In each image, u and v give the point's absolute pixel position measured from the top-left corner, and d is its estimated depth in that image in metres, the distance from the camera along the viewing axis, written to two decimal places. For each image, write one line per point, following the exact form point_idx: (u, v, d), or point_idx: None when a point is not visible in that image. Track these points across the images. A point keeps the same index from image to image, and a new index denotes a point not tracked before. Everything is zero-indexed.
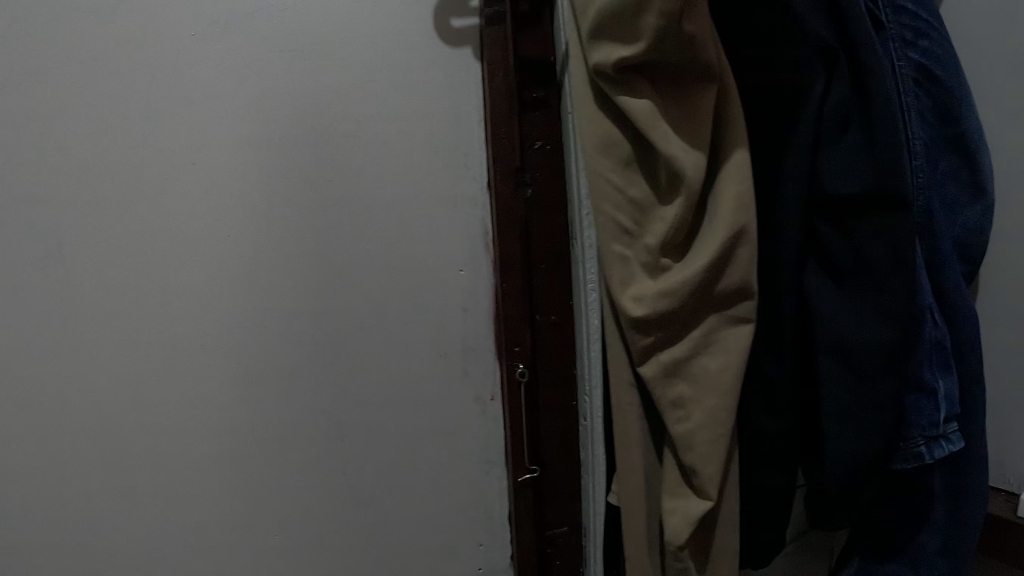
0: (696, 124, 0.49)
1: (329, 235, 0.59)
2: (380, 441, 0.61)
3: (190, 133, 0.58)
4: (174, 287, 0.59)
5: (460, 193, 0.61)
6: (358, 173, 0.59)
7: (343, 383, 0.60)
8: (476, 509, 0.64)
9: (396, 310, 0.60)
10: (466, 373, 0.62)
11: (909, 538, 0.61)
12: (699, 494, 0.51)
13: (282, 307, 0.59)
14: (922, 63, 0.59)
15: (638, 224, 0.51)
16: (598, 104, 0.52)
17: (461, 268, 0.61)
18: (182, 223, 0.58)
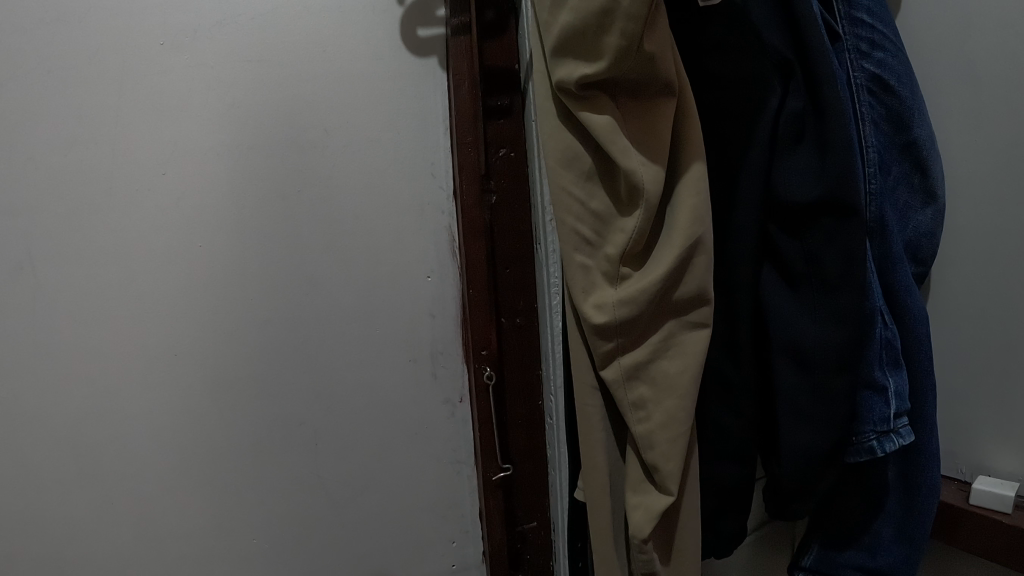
0: (655, 139, 0.52)
1: (303, 243, 0.62)
2: (355, 444, 0.64)
3: (160, 146, 0.60)
4: (147, 297, 0.60)
5: (428, 201, 0.64)
6: (327, 180, 0.62)
7: (318, 387, 0.63)
8: (447, 508, 0.67)
9: (367, 314, 0.63)
10: (435, 376, 0.66)
11: (865, 527, 0.64)
12: (660, 489, 0.53)
13: (255, 314, 0.61)
14: (875, 73, 0.61)
15: (599, 234, 0.53)
16: (560, 117, 0.53)
17: (428, 274, 0.65)
18: (152, 235, 0.60)
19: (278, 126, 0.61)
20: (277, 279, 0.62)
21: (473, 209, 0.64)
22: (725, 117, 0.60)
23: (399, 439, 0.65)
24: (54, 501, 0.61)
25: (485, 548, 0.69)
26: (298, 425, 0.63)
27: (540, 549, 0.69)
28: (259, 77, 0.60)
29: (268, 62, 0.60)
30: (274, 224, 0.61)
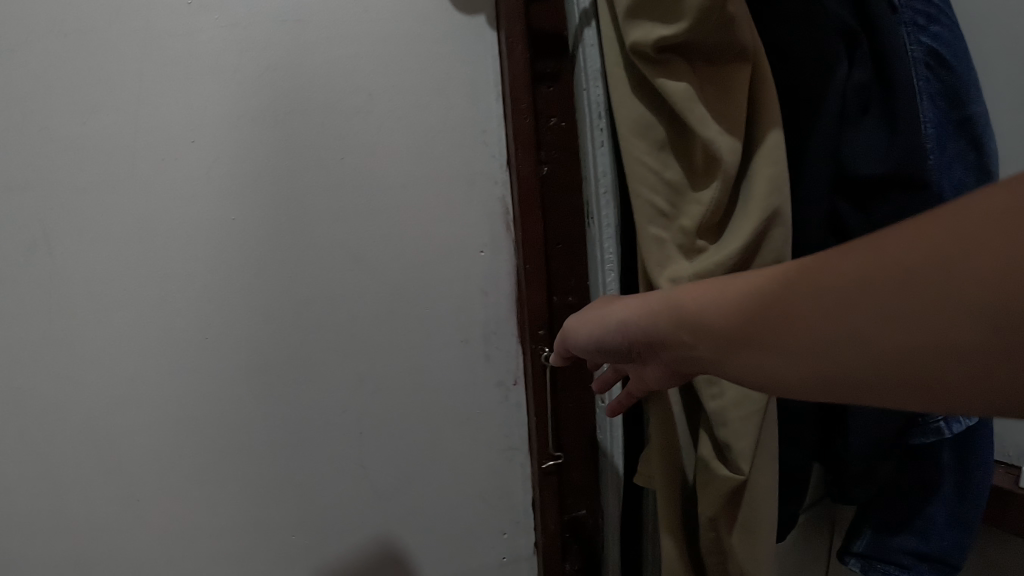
0: (732, 106, 0.49)
1: (344, 219, 0.60)
2: (405, 430, 0.64)
3: (186, 111, 0.56)
4: (174, 276, 0.57)
5: (480, 171, 0.63)
6: (371, 147, 0.60)
7: (362, 369, 0.62)
8: (500, 499, 0.69)
9: (415, 292, 0.62)
10: (488, 357, 0.66)
11: (919, 510, 0.62)
12: (729, 467, 0.50)
13: (295, 293, 0.60)
14: (932, 47, 0.60)
15: (675, 206, 0.50)
16: (631, 83, 0.50)
17: (482, 249, 0.64)
18: (179, 207, 0.57)
19: (315, 92, 0.58)
20: (316, 257, 0.60)
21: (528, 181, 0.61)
22: (791, 88, 0.57)
23: (450, 425, 0.65)
24: (77, 497, 0.59)
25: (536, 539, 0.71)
26: (341, 412, 0.62)
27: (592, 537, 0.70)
28: (297, 39, 0.57)
29: (304, 26, 0.57)
30: (314, 198, 0.59)
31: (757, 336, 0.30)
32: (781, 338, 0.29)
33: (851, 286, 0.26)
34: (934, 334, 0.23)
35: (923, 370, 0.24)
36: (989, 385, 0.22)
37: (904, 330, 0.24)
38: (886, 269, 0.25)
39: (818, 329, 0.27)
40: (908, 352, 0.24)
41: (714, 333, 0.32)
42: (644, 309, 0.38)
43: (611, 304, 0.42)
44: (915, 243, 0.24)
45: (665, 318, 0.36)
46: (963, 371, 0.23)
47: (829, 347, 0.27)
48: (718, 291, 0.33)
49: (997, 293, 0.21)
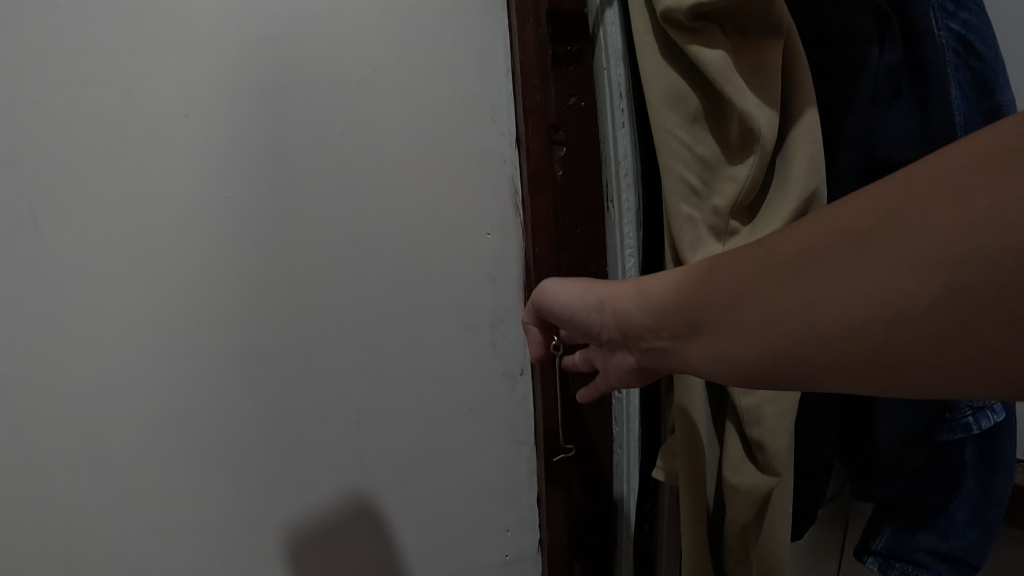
0: (767, 79, 0.47)
1: (346, 195, 0.59)
2: (410, 423, 0.64)
3: (182, 84, 0.54)
4: (167, 259, 0.55)
5: (489, 151, 0.64)
6: (375, 123, 0.59)
7: (363, 358, 0.62)
8: (504, 493, 0.71)
9: (417, 281, 0.62)
10: (495, 347, 0.67)
11: (940, 507, 0.60)
12: (763, 469, 0.48)
13: (295, 275, 0.59)
14: (961, 34, 0.58)
15: (706, 184, 0.48)
16: (662, 53, 0.48)
17: (489, 232, 0.65)
18: (173, 187, 0.55)
19: (313, 64, 0.57)
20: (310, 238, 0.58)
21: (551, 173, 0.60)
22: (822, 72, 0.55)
23: (453, 418, 0.66)
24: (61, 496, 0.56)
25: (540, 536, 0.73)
26: (339, 403, 0.61)
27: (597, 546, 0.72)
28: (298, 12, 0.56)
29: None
30: (313, 172, 0.58)
31: (706, 318, 0.35)
32: (738, 315, 0.33)
33: (809, 262, 0.30)
34: (890, 305, 0.27)
35: (883, 342, 0.27)
36: (941, 348, 0.26)
37: (870, 301, 0.27)
38: (846, 246, 0.28)
39: (782, 304, 0.31)
40: (869, 321, 0.27)
41: (677, 317, 0.36)
42: (613, 296, 0.41)
43: (583, 284, 0.45)
44: (862, 215, 0.28)
45: (635, 308, 0.39)
46: (917, 339, 0.26)
47: (793, 323, 0.30)
48: (689, 280, 0.36)
49: (959, 263, 0.24)
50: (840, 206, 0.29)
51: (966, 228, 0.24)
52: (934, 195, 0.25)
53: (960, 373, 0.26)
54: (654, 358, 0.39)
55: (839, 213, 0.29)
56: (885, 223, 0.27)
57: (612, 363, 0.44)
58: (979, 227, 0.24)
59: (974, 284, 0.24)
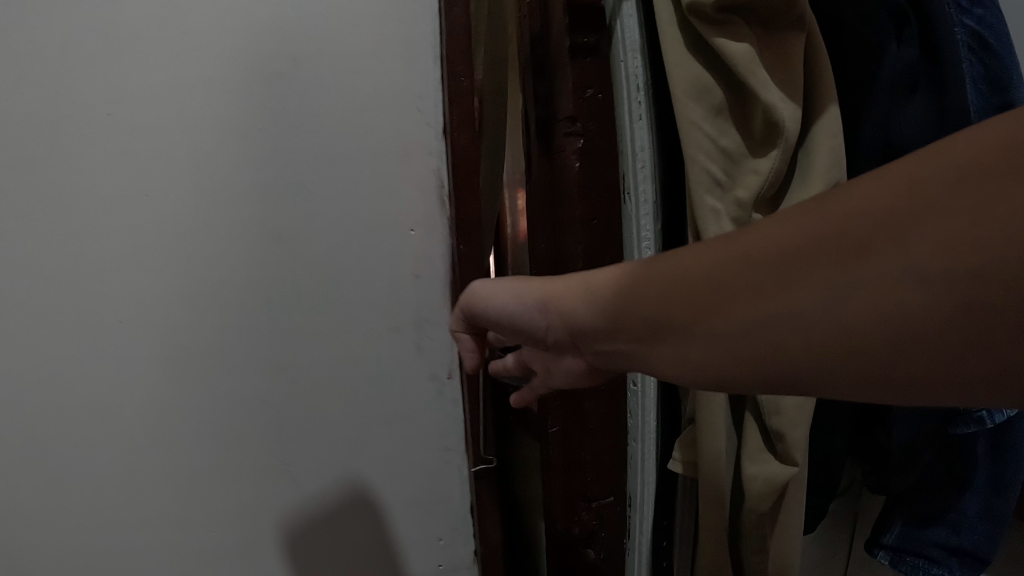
0: (790, 75, 0.47)
1: (305, 200, 0.55)
2: (320, 426, 0.58)
3: (110, 81, 0.52)
4: (102, 263, 0.53)
5: (411, 139, 0.57)
6: (359, 115, 0.56)
7: (280, 362, 0.56)
8: (438, 504, 0.61)
9: (346, 267, 0.56)
10: (420, 348, 0.59)
11: (951, 503, 0.60)
12: (781, 458, 0.49)
13: (251, 275, 0.55)
14: (975, 30, 0.59)
15: (729, 176, 0.48)
16: (687, 45, 0.48)
17: (412, 227, 0.57)
18: (103, 188, 0.53)
19: (293, 48, 0.54)
20: (290, 243, 0.55)
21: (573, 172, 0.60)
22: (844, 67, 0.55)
23: (377, 420, 0.59)
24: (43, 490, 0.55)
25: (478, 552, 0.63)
26: (258, 406, 0.56)
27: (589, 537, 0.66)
28: (280, 18, 0.54)
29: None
30: (311, 172, 0.55)
31: (669, 323, 0.31)
32: (710, 323, 0.30)
33: (784, 266, 0.27)
34: (888, 317, 0.24)
35: (877, 356, 0.25)
36: (941, 361, 0.23)
37: (864, 311, 0.24)
38: (834, 249, 0.25)
39: (759, 311, 0.28)
40: (863, 332, 0.25)
41: (633, 320, 0.33)
42: (557, 295, 0.38)
43: (521, 284, 0.42)
44: (822, 223, 0.26)
45: (587, 311, 0.36)
46: (872, 354, 0.25)
47: (773, 333, 0.27)
48: (647, 282, 0.33)
49: (948, 275, 0.22)
50: (823, 203, 0.26)
51: (977, 233, 0.21)
52: (938, 196, 0.23)
53: (923, 385, 0.24)
54: (610, 361, 0.36)
55: (822, 210, 0.26)
56: (880, 226, 0.24)
57: (559, 364, 0.42)
58: (969, 234, 0.22)
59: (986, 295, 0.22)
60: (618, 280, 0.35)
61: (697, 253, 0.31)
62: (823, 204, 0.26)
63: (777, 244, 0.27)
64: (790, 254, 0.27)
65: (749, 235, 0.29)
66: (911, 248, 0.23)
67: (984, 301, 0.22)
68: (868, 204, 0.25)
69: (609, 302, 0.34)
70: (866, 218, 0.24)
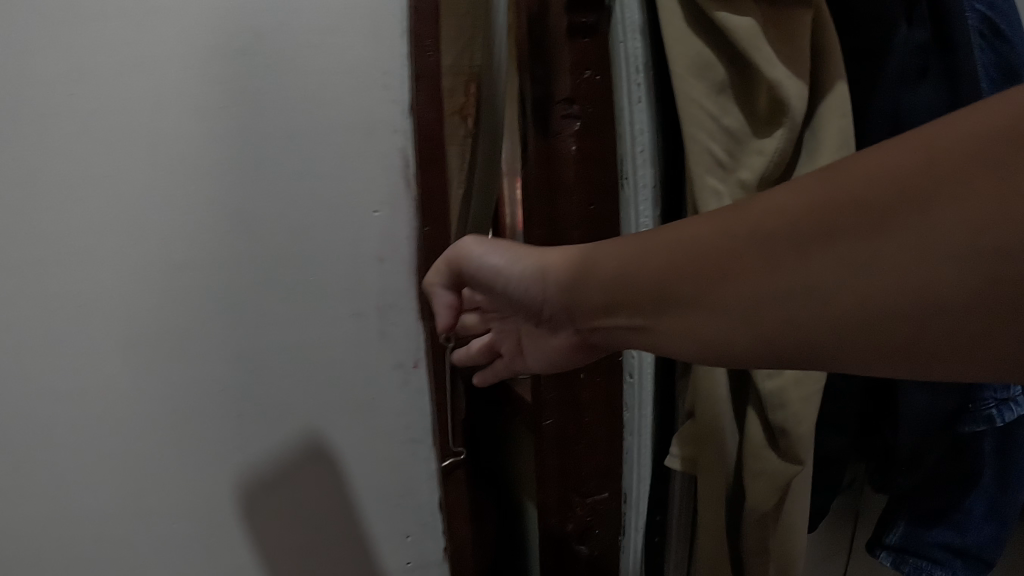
0: (796, 50, 0.45)
1: (261, 186, 0.48)
2: (276, 412, 0.51)
3: (65, 49, 0.43)
4: (59, 269, 0.44)
5: (378, 119, 0.50)
6: (324, 86, 0.48)
7: (241, 345, 0.49)
8: (402, 496, 0.56)
9: (322, 253, 0.50)
10: (383, 336, 0.53)
11: (957, 503, 0.58)
12: (785, 456, 0.46)
13: (230, 274, 0.48)
14: (987, 15, 0.57)
15: (733, 156, 0.46)
16: (689, 19, 0.46)
17: (376, 209, 0.51)
18: (62, 180, 0.44)
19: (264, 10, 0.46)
20: (253, 233, 0.48)
21: (567, 154, 0.57)
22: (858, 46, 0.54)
23: (335, 407, 0.52)
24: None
25: (446, 545, 0.59)
26: (213, 409, 0.49)
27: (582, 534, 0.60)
28: None
29: None
30: (273, 153, 0.48)
31: (689, 293, 0.32)
32: (727, 291, 0.30)
33: (804, 236, 0.27)
34: (901, 293, 0.24)
35: (897, 327, 0.25)
36: (949, 340, 0.24)
37: (883, 282, 0.25)
38: (852, 222, 0.25)
39: (777, 282, 0.28)
40: (877, 308, 0.25)
41: (648, 292, 0.34)
42: (567, 267, 0.40)
43: (527, 250, 0.42)
44: (841, 194, 0.26)
45: (603, 285, 0.37)
46: (892, 324, 0.25)
47: (792, 307, 0.28)
48: (667, 254, 0.33)
49: (969, 253, 0.22)
50: (845, 172, 0.26)
51: (986, 214, 0.22)
52: (958, 173, 0.22)
53: (938, 355, 0.25)
54: (624, 333, 0.37)
55: (841, 182, 0.26)
56: (901, 200, 0.24)
57: (547, 345, 0.45)
58: (992, 220, 0.21)
59: (995, 275, 0.22)
60: (638, 249, 0.35)
61: (714, 224, 0.31)
62: (846, 170, 0.26)
63: (796, 208, 0.27)
64: (805, 223, 0.27)
65: (767, 206, 0.29)
66: (934, 223, 0.23)
67: (1004, 280, 0.22)
68: (885, 174, 0.25)
69: (633, 270, 0.35)
70: (887, 191, 0.24)
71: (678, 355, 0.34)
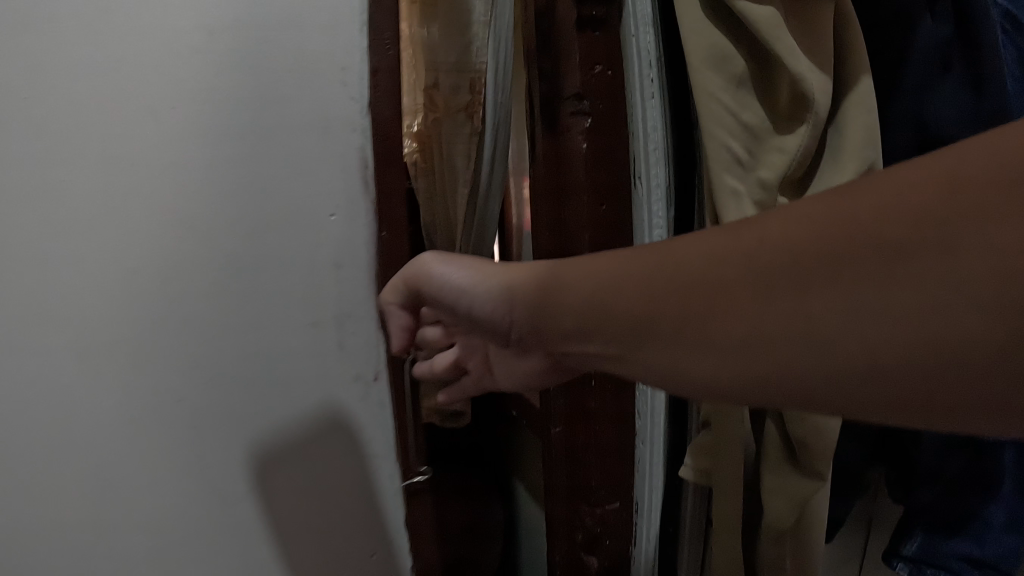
0: (817, 42, 0.44)
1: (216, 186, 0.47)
2: (231, 421, 0.49)
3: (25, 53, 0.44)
4: (20, 269, 0.45)
5: (335, 117, 0.49)
6: (280, 85, 0.47)
7: (195, 351, 0.48)
8: (363, 512, 0.53)
9: (278, 258, 0.48)
10: (341, 346, 0.51)
11: (976, 513, 0.55)
12: (805, 471, 0.45)
13: (187, 278, 0.47)
14: (1008, 11, 0.56)
15: (752, 154, 0.44)
16: (706, 9, 0.44)
17: (333, 213, 0.49)
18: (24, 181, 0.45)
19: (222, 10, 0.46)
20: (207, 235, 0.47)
21: (578, 153, 0.54)
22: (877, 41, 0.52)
23: (292, 418, 0.50)
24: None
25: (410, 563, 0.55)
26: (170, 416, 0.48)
27: (592, 545, 0.58)
28: None
29: None
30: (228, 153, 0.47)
31: (669, 321, 0.28)
32: (714, 328, 0.26)
33: (808, 268, 0.23)
34: (926, 341, 0.21)
35: (916, 378, 0.21)
36: (970, 399, 0.21)
37: (906, 329, 0.21)
38: (868, 254, 0.22)
39: (779, 318, 0.24)
40: (906, 352, 0.21)
41: (624, 324, 0.29)
42: (529, 288, 0.35)
43: (485, 269, 0.39)
44: (850, 221, 0.22)
45: (571, 305, 0.32)
46: (908, 375, 0.22)
47: (778, 352, 0.24)
48: (648, 273, 0.29)
49: (992, 296, 0.19)
50: (871, 193, 0.22)
51: (998, 272, 0.19)
52: (976, 203, 0.19)
53: (961, 410, 0.21)
54: (592, 362, 0.32)
55: (866, 201, 0.22)
56: (931, 234, 0.20)
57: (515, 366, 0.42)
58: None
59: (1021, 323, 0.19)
60: (604, 269, 0.31)
61: (700, 247, 0.27)
62: (856, 193, 0.23)
63: (797, 232, 0.24)
64: (813, 254, 0.23)
65: (773, 225, 0.25)
66: (949, 258, 0.20)
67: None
68: (900, 200, 0.21)
69: (599, 294, 0.31)
70: (921, 218, 0.21)
71: (652, 388, 0.30)
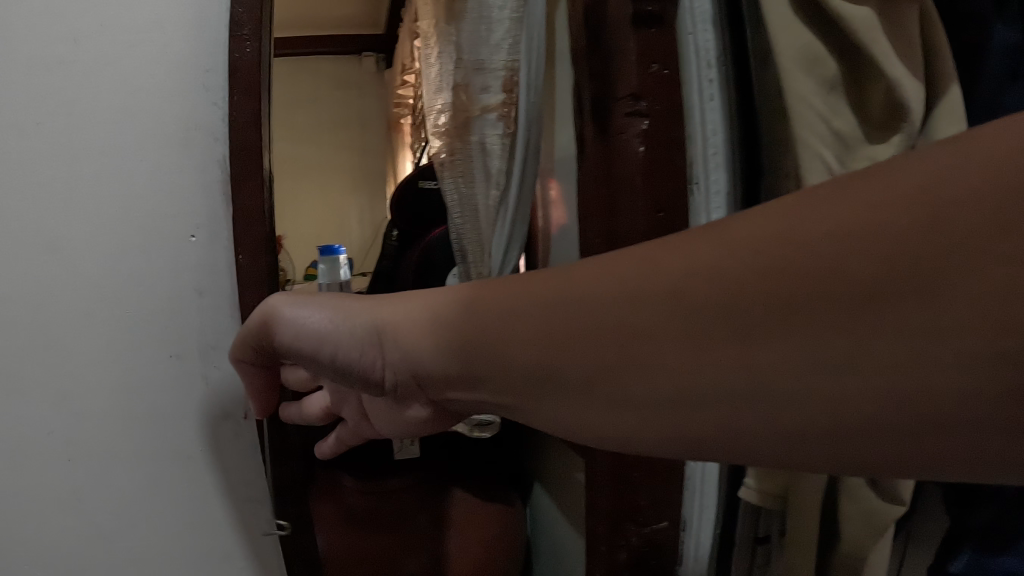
0: (905, 44, 0.41)
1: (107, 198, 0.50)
2: (144, 420, 0.55)
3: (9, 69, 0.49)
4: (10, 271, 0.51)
5: (193, 121, 0.52)
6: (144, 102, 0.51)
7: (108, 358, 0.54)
8: (234, 499, 0.59)
9: (145, 273, 0.53)
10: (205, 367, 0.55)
11: None
12: (886, 496, 0.43)
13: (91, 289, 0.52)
14: None
15: (843, 161, 0.42)
16: (796, 7, 0.42)
17: (191, 234, 0.53)
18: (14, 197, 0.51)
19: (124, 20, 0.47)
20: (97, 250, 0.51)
21: (634, 157, 0.50)
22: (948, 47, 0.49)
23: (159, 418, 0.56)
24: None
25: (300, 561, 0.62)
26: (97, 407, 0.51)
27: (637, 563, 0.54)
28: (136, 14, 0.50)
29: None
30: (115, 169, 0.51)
31: (572, 376, 0.27)
32: (609, 369, 0.25)
33: (723, 301, 0.22)
34: (833, 379, 0.21)
35: (870, 426, 0.21)
36: (883, 444, 0.21)
37: (816, 373, 0.21)
38: (795, 296, 0.21)
39: (658, 364, 0.24)
40: (908, 412, 0.20)
41: (578, 329, 0.26)
42: (406, 323, 0.33)
43: (347, 306, 0.35)
44: (739, 260, 0.22)
45: (484, 347, 0.29)
46: (827, 414, 0.21)
47: (652, 389, 0.24)
48: (542, 313, 0.27)
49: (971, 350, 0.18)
50: (767, 226, 0.22)
51: (935, 329, 0.19)
52: (908, 229, 0.19)
53: (874, 446, 0.21)
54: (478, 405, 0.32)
55: (763, 243, 0.22)
56: (828, 272, 0.20)
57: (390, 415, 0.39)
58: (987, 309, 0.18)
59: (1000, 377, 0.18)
60: (497, 321, 0.29)
61: (610, 292, 0.25)
62: (799, 215, 0.22)
63: (681, 275, 0.23)
64: (727, 286, 0.22)
65: (643, 271, 0.25)
66: (876, 301, 0.19)
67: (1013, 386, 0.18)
68: (819, 225, 0.21)
69: (515, 334, 0.28)
70: (865, 272, 0.19)
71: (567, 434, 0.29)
